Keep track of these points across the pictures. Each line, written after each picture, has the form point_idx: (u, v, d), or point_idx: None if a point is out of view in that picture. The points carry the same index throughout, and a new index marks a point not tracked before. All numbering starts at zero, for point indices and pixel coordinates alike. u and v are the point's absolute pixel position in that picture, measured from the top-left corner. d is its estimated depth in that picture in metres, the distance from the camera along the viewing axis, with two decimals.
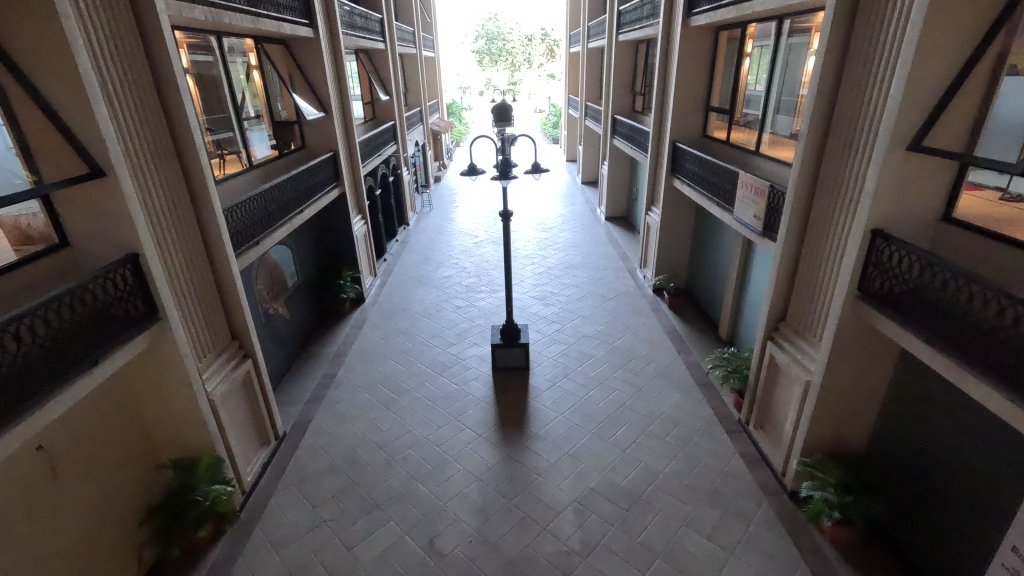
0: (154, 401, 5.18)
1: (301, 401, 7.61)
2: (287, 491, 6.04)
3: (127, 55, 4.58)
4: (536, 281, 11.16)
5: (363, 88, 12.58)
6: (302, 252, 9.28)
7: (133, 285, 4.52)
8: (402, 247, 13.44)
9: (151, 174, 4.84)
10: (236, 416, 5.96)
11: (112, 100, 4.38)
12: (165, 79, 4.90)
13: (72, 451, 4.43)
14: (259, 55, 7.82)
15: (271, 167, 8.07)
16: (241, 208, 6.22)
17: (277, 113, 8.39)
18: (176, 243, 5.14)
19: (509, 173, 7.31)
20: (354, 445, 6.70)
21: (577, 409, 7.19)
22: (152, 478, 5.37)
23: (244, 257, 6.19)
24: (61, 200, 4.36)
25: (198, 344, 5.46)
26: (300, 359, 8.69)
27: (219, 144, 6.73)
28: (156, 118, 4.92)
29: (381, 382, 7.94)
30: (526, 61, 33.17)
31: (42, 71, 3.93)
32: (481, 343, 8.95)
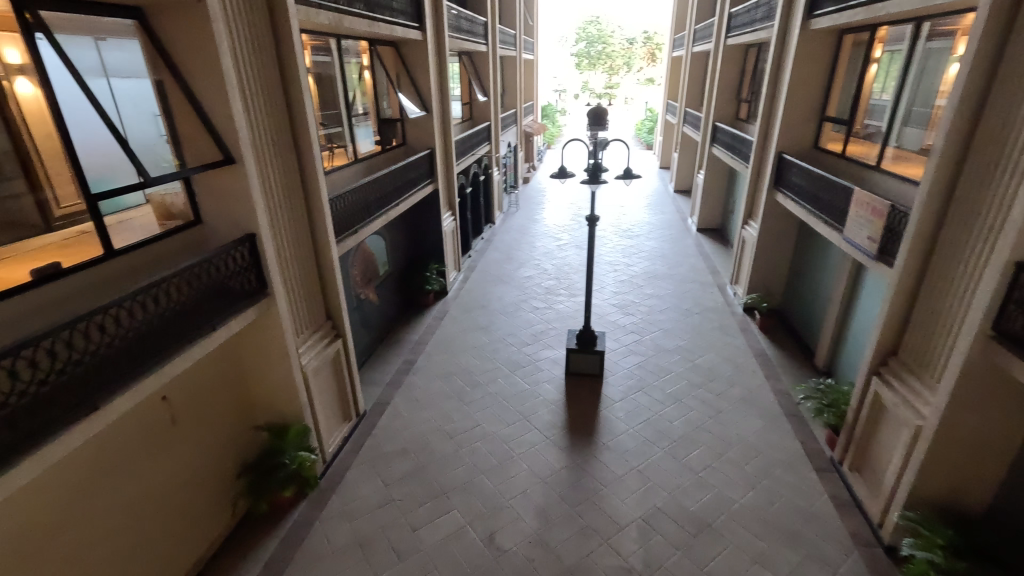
0: (257, 369, 5.73)
1: (381, 383, 8.06)
2: (363, 466, 6.42)
3: (260, 54, 5.09)
4: (617, 288, 10.95)
5: (463, 89, 13.05)
6: (394, 243, 9.81)
7: (248, 262, 5.03)
8: (486, 245, 13.77)
9: (272, 163, 5.36)
10: (325, 390, 6.43)
11: (245, 95, 4.90)
12: (290, 78, 5.40)
13: (188, 404, 5.03)
14: (372, 56, 8.38)
15: (373, 161, 8.61)
16: (345, 198, 6.70)
17: (383, 110, 8.93)
18: (287, 227, 5.65)
19: (598, 178, 7.22)
20: (426, 431, 6.98)
21: (650, 425, 6.95)
22: (249, 437, 5.95)
23: (344, 244, 6.66)
24: (198, 183, 4.95)
25: (298, 320, 5.96)
26: (383, 343, 9.20)
27: (330, 139, 7.29)
28: (280, 113, 5.44)
29: (456, 374, 8.20)
30: (626, 65, 32.62)
31: (193, 69, 4.50)
32: (555, 345, 8.94)
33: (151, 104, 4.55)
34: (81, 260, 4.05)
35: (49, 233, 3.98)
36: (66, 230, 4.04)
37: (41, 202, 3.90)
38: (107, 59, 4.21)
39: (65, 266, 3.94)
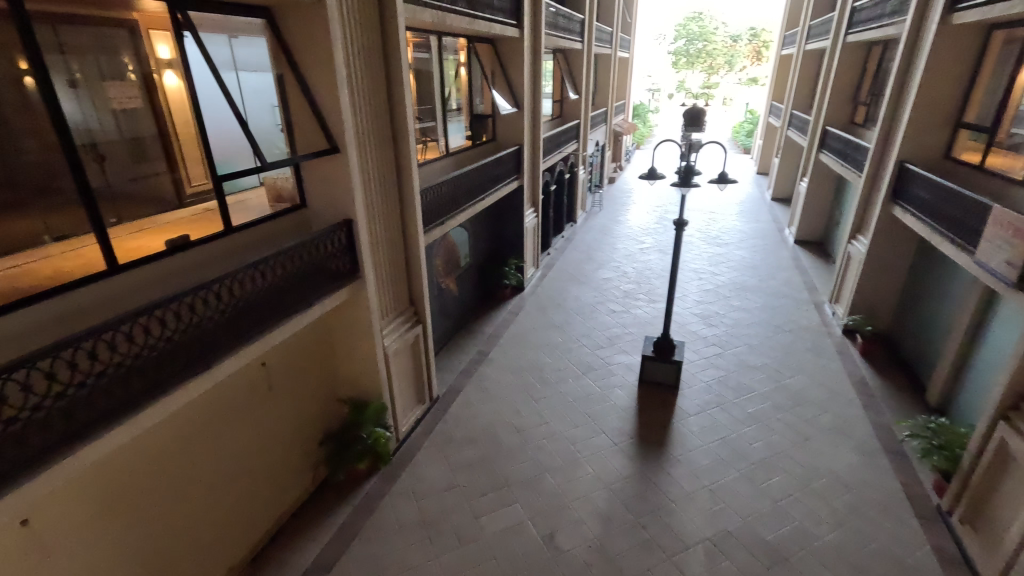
0: (344, 346, 6.11)
1: (454, 371, 8.31)
2: (432, 449, 6.66)
3: (369, 51, 5.41)
4: (700, 297, 10.46)
5: (555, 87, 13.04)
6: (477, 236, 10.04)
7: (343, 245, 5.38)
8: (566, 243, 13.70)
9: (372, 154, 5.67)
10: (403, 372, 6.74)
11: (353, 89, 5.23)
12: (394, 73, 5.69)
13: (283, 372, 5.48)
14: (469, 53, 8.60)
15: (463, 155, 8.85)
16: (434, 190, 6.96)
17: (475, 106, 9.15)
18: (381, 215, 5.96)
19: (690, 181, 6.93)
20: (494, 423, 7.10)
21: (726, 444, 6.58)
22: (332, 408, 6.39)
23: (431, 234, 6.92)
24: (306, 170, 5.36)
25: (384, 304, 6.28)
26: (459, 333, 9.46)
27: (425, 132, 7.59)
28: (382, 106, 5.74)
29: (527, 370, 8.26)
30: (727, 63, 30.96)
31: (310, 64, 4.88)
32: (630, 351, 8.73)
33: (270, 96, 4.97)
34: (206, 234, 4.54)
35: (181, 207, 4.57)
36: (195, 206, 4.60)
37: (177, 180, 4.48)
38: (238, 54, 4.63)
39: (193, 238, 4.44)
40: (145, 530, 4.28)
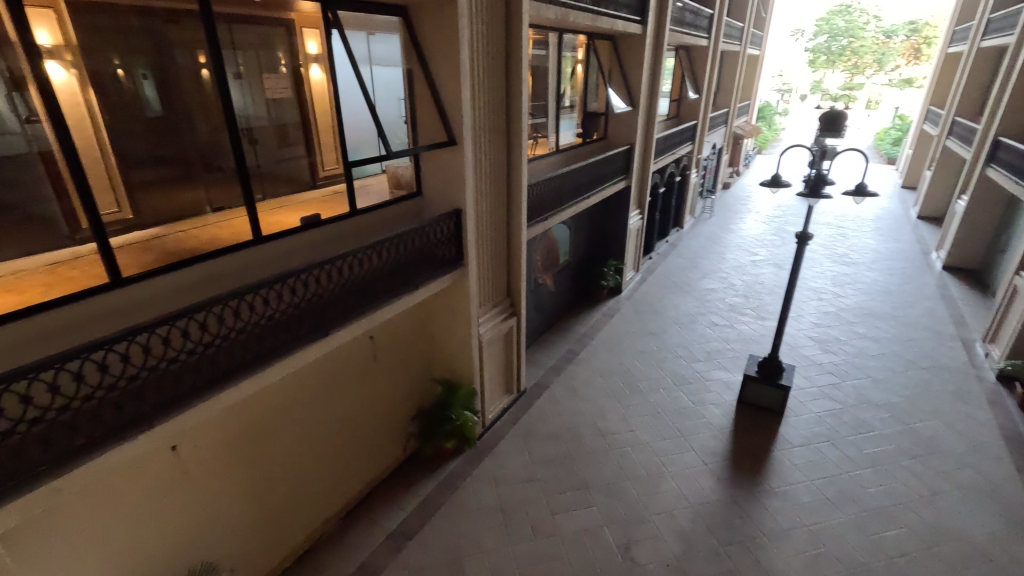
0: (443, 328, 6.42)
1: (544, 366, 8.38)
2: (515, 440, 6.78)
3: (493, 47, 5.58)
4: (818, 319, 9.53)
5: (674, 86, 12.51)
6: (578, 234, 9.99)
7: (451, 233, 5.63)
8: (670, 249, 13.17)
9: (486, 147, 5.86)
10: (494, 361, 6.92)
11: (474, 84, 5.43)
12: (513, 70, 5.82)
13: (387, 346, 5.88)
14: (587, 50, 8.52)
15: (572, 153, 8.82)
16: (541, 185, 7.04)
17: (589, 104, 9.08)
18: (488, 206, 6.15)
19: (819, 192, 6.30)
20: (578, 423, 7.06)
21: (835, 484, 5.95)
22: (426, 387, 6.74)
23: (534, 229, 7.01)
24: (425, 160, 5.68)
25: (484, 293, 6.49)
26: (552, 329, 9.51)
27: (537, 128, 7.68)
28: (499, 101, 5.90)
29: (617, 374, 8.10)
30: (875, 62, 27.65)
31: (437, 60, 5.14)
32: (730, 368, 8.20)
33: (398, 90, 5.32)
34: (333, 215, 4.98)
35: (314, 186, 5.19)
36: (325, 187, 5.18)
37: (313, 163, 5.13)
38: (374, 49, 4.98)
39: (323, 218, 4.90)
40: (263, 471, 4.83)
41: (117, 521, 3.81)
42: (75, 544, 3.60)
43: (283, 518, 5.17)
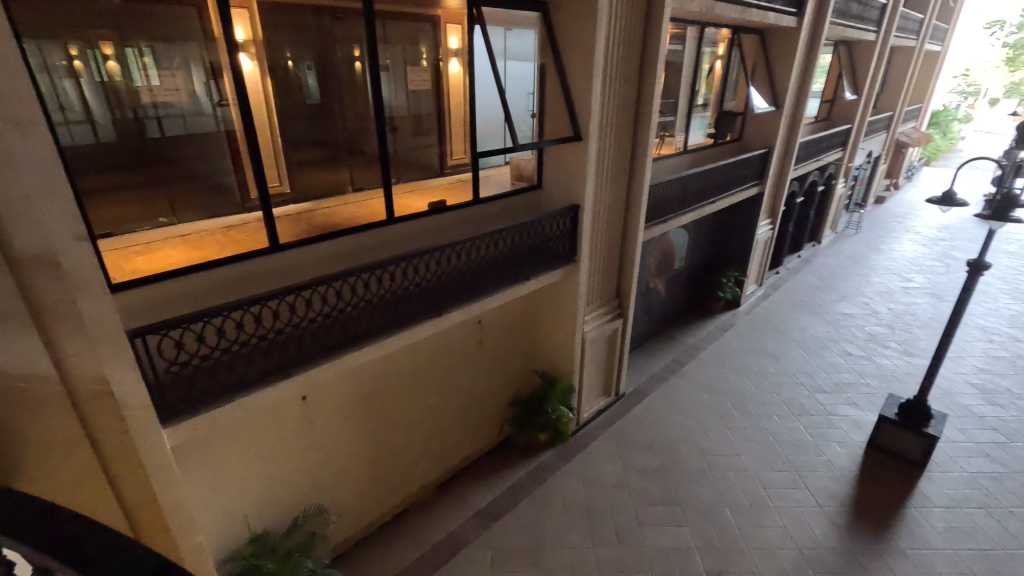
0: (548, 322, 6.48)
1: (646, 373, 8.11)
2: (608, 443, 6.67)
3: (630, 42, 5.46)
4: (984, 364, 8.09)
5: (828, 85, 11.27)
6: (698, 240, 9.47)
7: (567, 228, 5.65)
8: (802, 265, 11.98)
9: (611, 144, 5.77)
10: (596, 360, 6.85)
11: (606, 79, 5.36)
12: (648, 65, 5.65)
13: (493, 333, 6.09)
14: (730, 45, 7.97)
15: (700, 154, 8.32)
16: (664, 186, 6.77)
17: (725, 103, 8.52)
18: (607, 204, 6.06)
19: (1006, 216, 5.28)
20: (677, 437, 6.74)
21: (986, 559, 5.05)
22: (526, 377, 6.87)
23: (652, 230, 6.78)
24: (548, 154, 5.74)
25: (593, 291, 6.44)
26: (658, 336, 9.16)
27: (665, 126, 7.36)
28: (630, 97, 5.76)
29: (726, 393, 7.60)
30: None
31: (572, 54, 5.15)
32: (862, 405, 7.29)
33: (529, 83, 5.36)
34: (458, 202, 5.24)
35: (440, 175, 5.37)
36: (451, 176, 5.37)
37: (442, 153, 5.30)
38: (509, 45, 5.07)
39: (449, 204, 5.19)
40: (373, 432, 5.28)
41: (255, 453, 4.39)
42: (222, 466, 4.21)
43: (386, 477, 5.61)
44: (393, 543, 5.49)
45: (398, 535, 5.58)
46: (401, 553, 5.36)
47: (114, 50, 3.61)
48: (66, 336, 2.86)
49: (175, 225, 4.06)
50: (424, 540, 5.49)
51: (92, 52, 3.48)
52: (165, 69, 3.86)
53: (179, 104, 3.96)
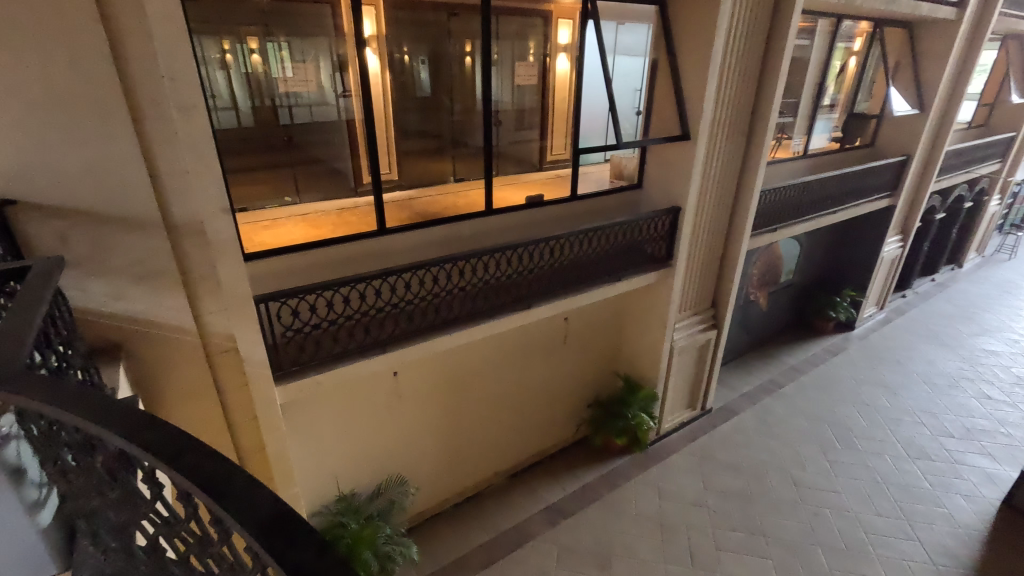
0: (636, 325, 6.31)
1: (737, 390, 7.62)
2: (689, 458, 6.38)
3: (753, 37, 5.11)
4: None
5: (990, 86, 9.78)
6: (811, 253, 8.70)
7: (665, 231, 5.46)
8: (935, 290, 10.57)
9: (722, 145, 5.45)
10: (683, 371, 6.56)
11: (723, 76, 5.06)
12: (771, 62, 5.26)
13: (579, 331, 6.05)
14: (869, 40, 7.18)
15: (821, 159, 7.60)
16: (776, 192, 6.29)
17: (856, 104, 7.72)
18: (712, 209, 5.74)
19: None
20: (767, 463, 6.29)
21: None
22: (608, 379, 6.75)
23: (759, 240, 6.33)
24: (652, 153, 5.55)
25: (687, 298, 6.16)
26: (755, 352, 8.56)
27: (784, 127, 6.80)
28: (748, 96, 5.39)
29: (828, 423, 6.95)
30: None
31: (687, 49, 4.93)
32: (998, 458, 6.33)
33: (636, 81, 5.18)
34: (555, 197, 5.27)
35: (539, 169, 5.37)
36: (549, 170, 5.36)
37: (543, 147, 5.31)
38: (620, 40, 4.91)
39: (546, 198, 5.24)
40: (455, 414, 5.48)
41: (348, 418, 4.74)
42: (320, 427, 4.59)
43: (463, 460, 5.81)
44: (464, 523, 5.69)
45: (469, 517, 5.77)
46: (471, 534, 5.54)
47: (260, 44, 4.02)
48: (207, 296, 3.36)
49: (297, 203, 4.43)
50: (493, 525, 5.63)
51: (242, 48, 3.90)
52: (299, 61, 4.21)
53: (308, 94, 4.34)
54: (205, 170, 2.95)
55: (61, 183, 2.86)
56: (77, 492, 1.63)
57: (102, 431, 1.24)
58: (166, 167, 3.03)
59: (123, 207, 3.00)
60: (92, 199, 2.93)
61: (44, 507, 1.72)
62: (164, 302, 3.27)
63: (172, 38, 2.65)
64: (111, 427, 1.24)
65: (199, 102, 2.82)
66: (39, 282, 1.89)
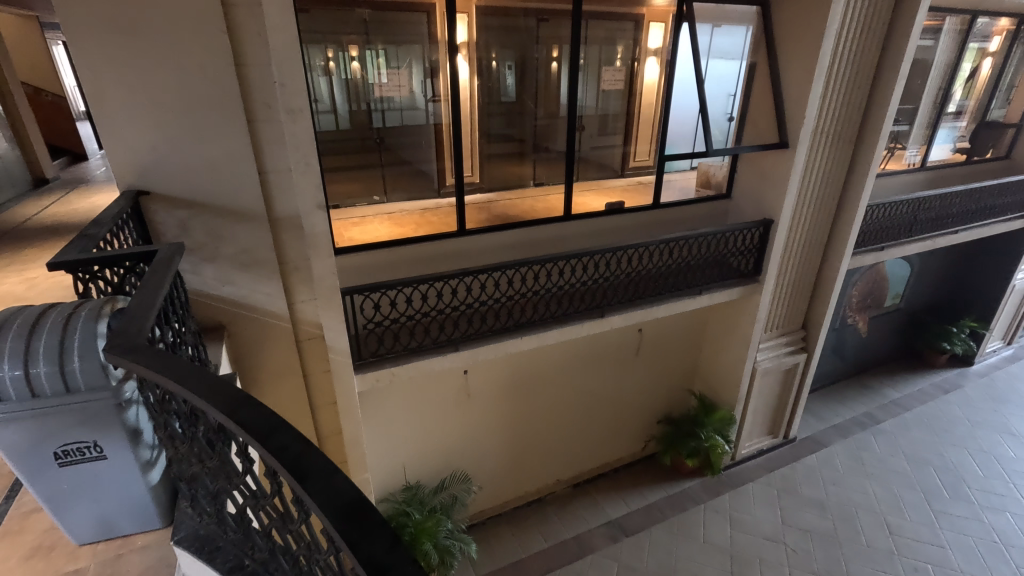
0: (716, 343, 5.99)
1: (827, 421, 7.00)
2: (767, 489, 5.94)
3: (868, 39, 4.68)
4: None
5: None
6: (924, 276, 7.80)
7: (754, 245, 5.14)
8: None
9: (825, 154, 5.03)
10: (765, 395, 6.13)
11: (831, 81, 4.67)
12: (889, 64, 4.80)
13: (653, 343, 5.84)
14: (1008, 39, 6.36)
15: (942, 172, 6.79)
16: (885, 207, 5.73)
17: (990, 111, 6.85)
18: (808, 222, 5.32)
19: None
20: (859, 504, 5.72)
21: None
22: (681, 397, 6.44)
23: (863, 259, 5.77)
24: (744, 161, 5.24)
25: (775, 318, 5.75)
26: (849, 382, 7.83)
27: (898, 137, 6.17)
28: (858, 101, 4.95)
29: (935, 469, 6.20)
30: None
31: (790, 52, 4.60)
32: None
33: (730, 85, 4.78)
34: (636, 205, 5.10)
35: (620, 176, 5.33)
36: (631, 177, 5.28)
37: (625, 154, 5.27)
38: (716, 43, 4.56)
39: (627, 206, 5.07)
40: (522, 417, 5.49)
41: (420, 412, 4.89)
42: (393, 417, 4.77)
43: (526, 465, 5.80)
44: (524, 527, 5.68)
45: (530, 522, 5.75)
46: (530, 540, 5.51)
47: (360, 52, 4.31)
48: (299, 285, 3.63)
49: (384, 203, 4.63)
50: (553, 533, 5.57)
51: (344, 55, 4.18)
52: (394, 68, 4.48)
53: (399, 99, 4.62)
54: (306, 169, 3.17)
55: (185, 178, 3.19)
56: (181, 458, 1.78)
57: (205, 406, 1.34)
58: (272, 165, 3.30)
59: (235, 200, 3.30)
60: (209, 193, 3.25)
61: (154, 467, 1.91)
62: (264, 289, 3.56)
63: (285, 47, 2.88)
64: (212, 404, 1.33)
65: (304, 106, 3.03)
66: (161, 265, 2.08)
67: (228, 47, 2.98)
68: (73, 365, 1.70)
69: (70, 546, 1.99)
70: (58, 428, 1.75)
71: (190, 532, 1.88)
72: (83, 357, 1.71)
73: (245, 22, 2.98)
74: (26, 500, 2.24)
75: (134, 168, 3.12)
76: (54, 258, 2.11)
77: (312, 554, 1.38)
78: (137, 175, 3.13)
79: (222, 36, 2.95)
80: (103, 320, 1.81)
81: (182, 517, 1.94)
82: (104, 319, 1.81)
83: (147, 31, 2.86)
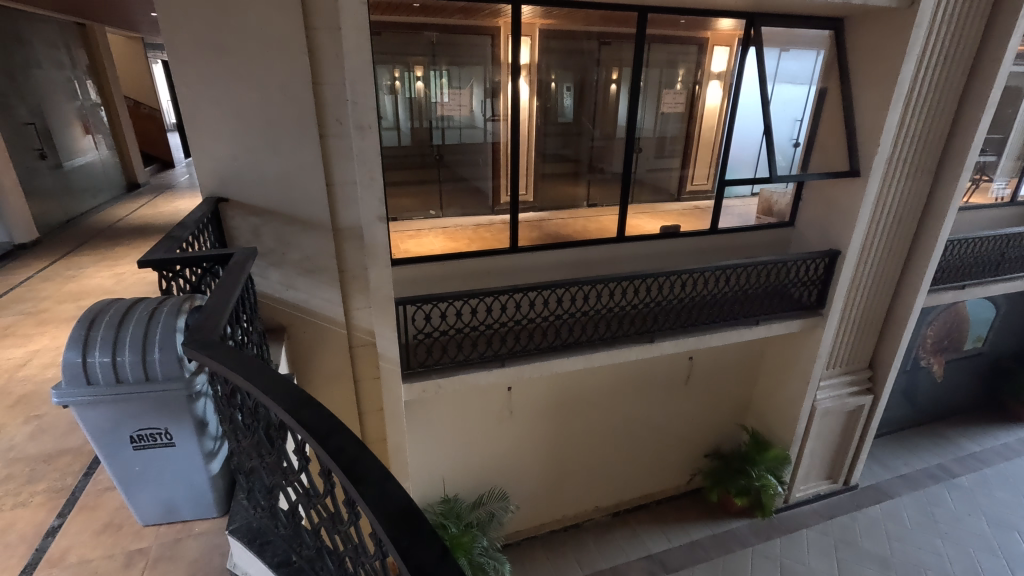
0: (773, 376, 5.71)
1: (894, 470, 6.48)
2: (824, 538, 5.54)
3: (954, 64, 4.42)
4: None
5: None
6: (1012, 319, 7.13)
7: (819, 276, 4.89)
8: None
9: (902, 183, 4.75)
10: (825, 436, 5.76)
11: (910, 107, 4.43)
12: (975, 92, 4.51)
13: (705, 372, 5.64)
14: None
15: None
16: (967, 243, 5.34)
17: None
18: (880, 254, 5.01)
19: None
20: (929, 565, 5.25)
21: None
22: (732, 431, 6.15)
23: (942, 296, 5.35)
24: (810, 189, 5.03)
25: (839, 354, 5.43)
26: (921, 429, 7.23)
27: (984, 168, 5.73)
28: (939, 129, 4.66)
29: (1021, 535, 5.60)
30: None
31: (864, 77, 4.42)
32: None
33: (796, 110, 4.59)
34: (693, 229, 4.98)
35: (676, 200, 5.34)
36: (687, 202, 5.27)
37: (683, 177, 5.34)
38: (783, 67, 4.42)
39: (683, 229, 4.96)
40: (565, 438, 5.41)
41: (463, 425, 4.92)
42: (435, 428, 4.82)
43: (564, 488, 5.68)
44: (560, 552, 5.55)
45: (566, 547, 5.62)
46: (564, 565, 5.39)
47: (425, 72, 4.53)
48: (356, 292, 3.76)
49: (439, 217, 4.75)
50: (590, 562, 5.42)
51: (409, 74, 4.40)
52: (456, 88, 4.68)
53: (459, 117, 4.84)
54: (371, 182, 3.31)
55: (260, 186, 3.41)
56: (242, 451, 1.86)
57: (268, 402, 1.41)
58: (339, 178, 3.48)
59: (304, 210, 3.49)
60: (281, 202, 3.46)
61: (215, 457, 2.02)
62: (323, 295, 3.72)
63: (359, 67, 3.04)
64: (277, 402, 1.39)
65: (373, 123, 3.18)
66: (236, 267, 2.22)
67: (308, 67, 3.19)
68: (153, 356, 1.83)
69: (136, 526, 2.12)
70: (134, 413, 1.88)
71: (244, 523, 1.96)
72: (162, 349, 1.84)
73: (325, 44, 3.18)
74: (101, 479, 2.43)
75: (216, 177, 3.37)
76: (144, 256, 2.28)
77: (359, 557, 1.41)
78: (218, 183, 3.38)
79: (304, 57, 3.16)
80: (181, 316, 1.93)
81: (237, 508, 2.04)
82: (182, 315, 1.94)
83: (236, 52, 3.11)
